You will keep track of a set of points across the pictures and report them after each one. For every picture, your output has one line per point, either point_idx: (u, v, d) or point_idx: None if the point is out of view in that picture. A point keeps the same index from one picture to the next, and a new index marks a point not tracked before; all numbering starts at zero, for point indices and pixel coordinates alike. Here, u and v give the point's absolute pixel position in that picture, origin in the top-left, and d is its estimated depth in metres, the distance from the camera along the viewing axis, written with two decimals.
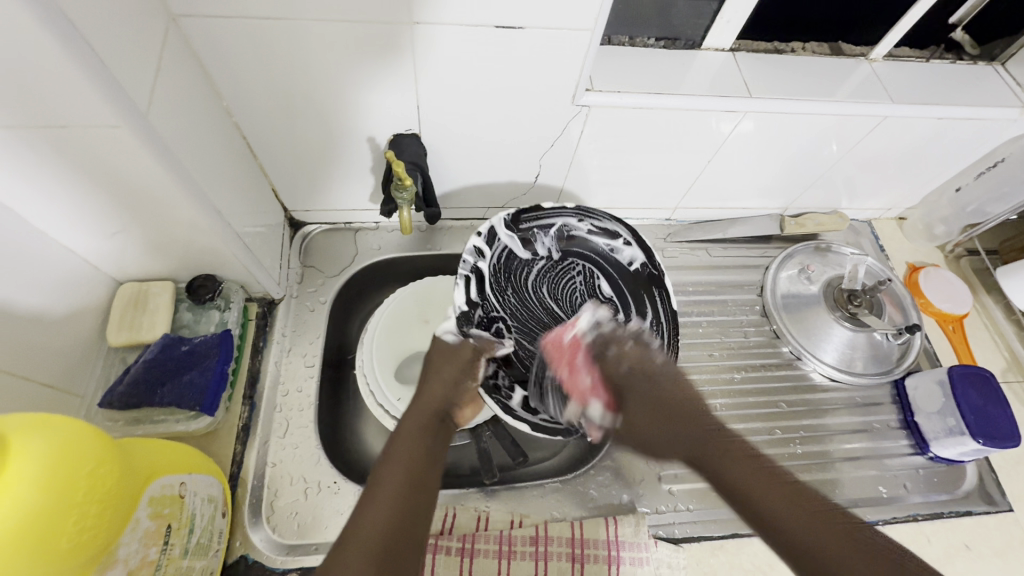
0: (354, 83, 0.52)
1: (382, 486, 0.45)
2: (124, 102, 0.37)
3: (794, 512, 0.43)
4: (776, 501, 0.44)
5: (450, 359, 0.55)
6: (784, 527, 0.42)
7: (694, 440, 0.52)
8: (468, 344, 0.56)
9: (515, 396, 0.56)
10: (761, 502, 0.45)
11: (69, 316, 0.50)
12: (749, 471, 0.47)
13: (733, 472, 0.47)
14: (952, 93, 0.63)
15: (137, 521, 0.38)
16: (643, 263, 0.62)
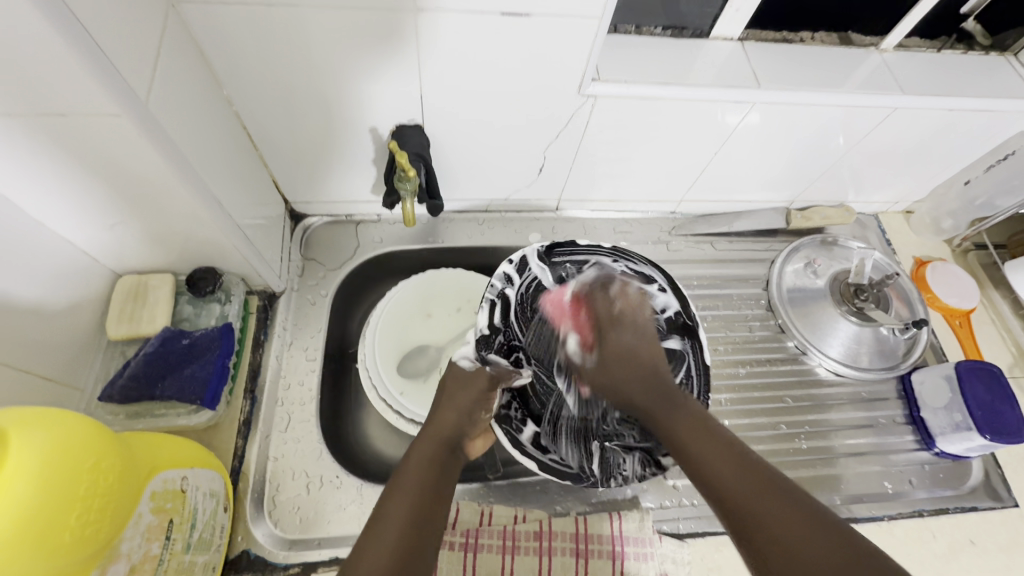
0: (357, 72, 0.52)
1: (395, 501, 0.43)
2: (123, 90, 0.36)
3: (746, 481, 0.41)
4: (731, 469, 0.42)
5: (465, 386, 0.55)
6: (733, 494, 0.41)
7: (655, 394, 0.51)
8: (483, 372, 0.57)
9: (526, 430, 0.58)
10: (711, 466, 0.43)
11: (68, 309, 0.49)
12: (705, 434, 0.45)
13: (689, 431, 0.46)
14: (963, 84, 0.62)
15: (139, 516, 0.38)
16: (677, 312, 0.61)
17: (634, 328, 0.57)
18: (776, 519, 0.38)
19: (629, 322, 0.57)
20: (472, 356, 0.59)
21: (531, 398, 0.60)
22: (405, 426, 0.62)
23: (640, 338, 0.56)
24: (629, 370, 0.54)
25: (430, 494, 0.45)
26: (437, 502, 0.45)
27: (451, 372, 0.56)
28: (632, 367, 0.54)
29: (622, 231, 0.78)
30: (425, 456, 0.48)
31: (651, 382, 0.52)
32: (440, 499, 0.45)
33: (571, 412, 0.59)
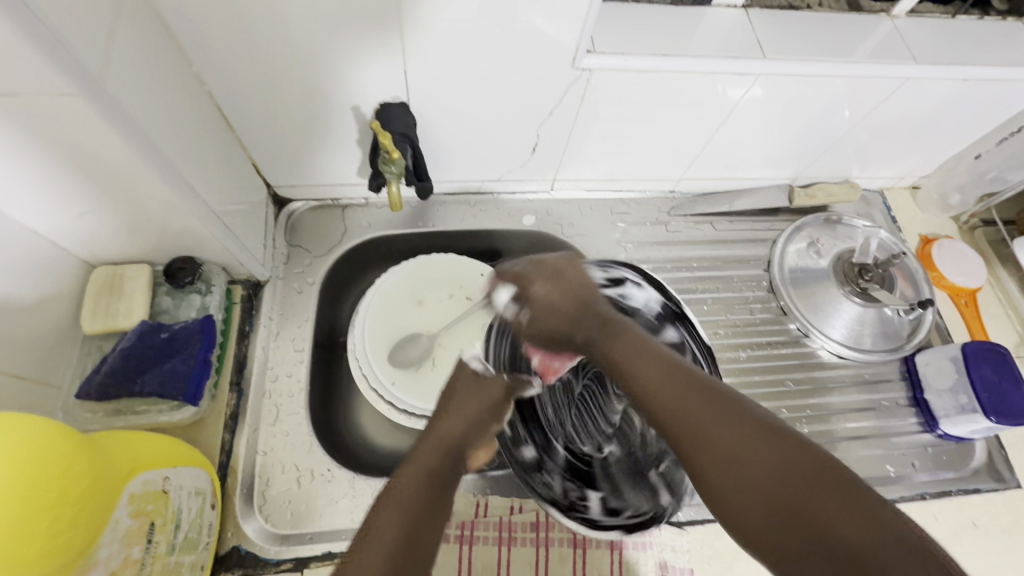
0: (337, 47, 0.48)
1: (384, 509, 0.37)
2: (75, 68, 0.33)
3: (686, 398, 0.37)
4: (670, 386, 0.38)
5: (475, 395, 0.51)
6: (683, 426, 0.36)
7: (596, 320, 0.47)
8: (498, 378, 0.53)
9: (589, 502, 0.50)
10: (651, 390, 0.39)
11: (38, 303, 0.46)
12: (649, 355, 0.41)
13: (630, 353, 0.42)
14: (978, 52, 0.59)
15: (116, 521, 0.36)
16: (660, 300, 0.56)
17: (558, 275, 0.50)
18: (715, 427, 0.35)
19: (556, 271, 0.50)
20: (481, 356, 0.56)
21: (576, 464, 0.53)
22: (397, 417, 0.60)
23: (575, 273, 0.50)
24: (564, 319, 0.48)
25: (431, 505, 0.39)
26: (436, 508, 0.39)
27: (461, 381, 0.53)
28: (563, 307, 0.48)
29: (619, 212, 0.75)
30: (425, 463, 0.43)
31: (587, 318, 0.47)
32: (440, 509, 0.39)
33: (619, 455, 0.54)
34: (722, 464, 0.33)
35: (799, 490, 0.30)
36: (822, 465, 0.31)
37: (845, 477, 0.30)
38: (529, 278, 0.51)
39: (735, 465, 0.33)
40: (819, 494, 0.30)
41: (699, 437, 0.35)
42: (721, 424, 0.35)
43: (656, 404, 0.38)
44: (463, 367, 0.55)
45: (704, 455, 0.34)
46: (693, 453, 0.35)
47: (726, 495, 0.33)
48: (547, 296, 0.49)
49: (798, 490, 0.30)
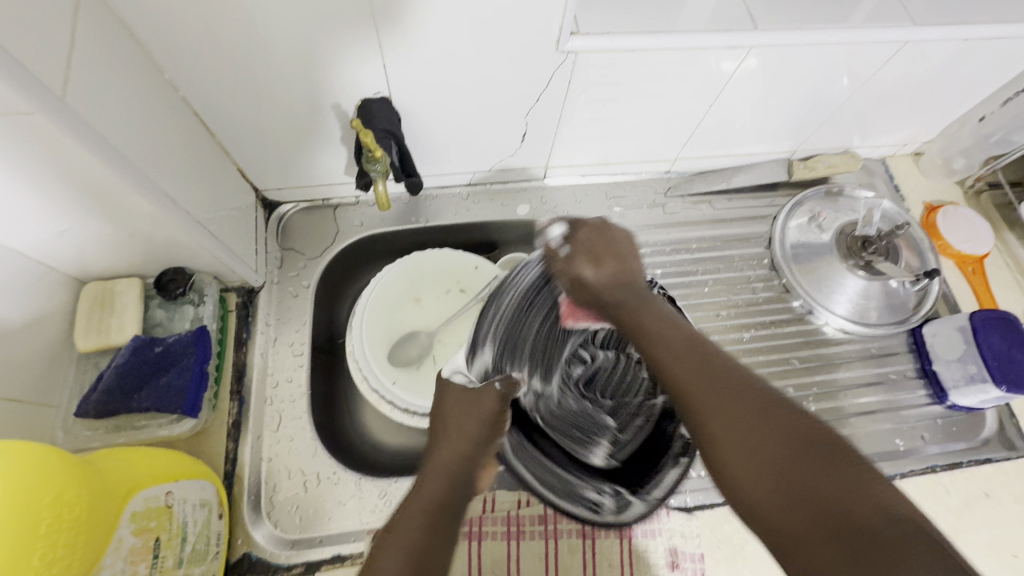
0: (313, 46, 0.47)
1: (386, 540, 0.36)
2: (33, 85, 0.32)
3: (701, 366, 0.38)
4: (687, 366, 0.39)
5: (472, 407, 0.49)
6: (702, 396, 0.36)
7: (627, 298, 0.49)
8: (491, 390, 0.51)
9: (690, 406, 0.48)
10: (671, 364, 0.39)
11: (29, 325, 0.46)
12: (670, 329, 0.43)
13: (650, 326, 0.44)
14: (977, 11, 0.57)
15: (118, 541, 0.36)
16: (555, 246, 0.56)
17: (601, 245, 0.54)
18: (724, 407, 0.35)
19: (593, 246, 0.54)
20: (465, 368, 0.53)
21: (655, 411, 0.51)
22: (399, 417, 0.60)
23: (608, 244, 0.54)
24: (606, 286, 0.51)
25: (436, 538, 0.37)
26: (442, 541, 0.37)
27: (452, 395, 0.50)
28: (610, 282, 0.51)
29: (614, 196, 0.74)
30: (428, 498, 0.40)
31: (618, 294, 0.50)
32: (446, 545, 0.37)
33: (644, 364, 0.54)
34: (735, 428, 0.33)
35: (813, 469, 0.30)
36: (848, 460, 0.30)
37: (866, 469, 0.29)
38: (571, 255, 0.54)
39: (756, 452, 0.32)
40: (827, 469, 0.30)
41: (719, 415, 0.35)
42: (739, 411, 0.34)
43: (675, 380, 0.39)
44: (445, 381, 0.52)
45: (714, 419, 0.35)
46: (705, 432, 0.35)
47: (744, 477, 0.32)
48: (585, 249, 0.54)
49: (844, 493, 0.28)
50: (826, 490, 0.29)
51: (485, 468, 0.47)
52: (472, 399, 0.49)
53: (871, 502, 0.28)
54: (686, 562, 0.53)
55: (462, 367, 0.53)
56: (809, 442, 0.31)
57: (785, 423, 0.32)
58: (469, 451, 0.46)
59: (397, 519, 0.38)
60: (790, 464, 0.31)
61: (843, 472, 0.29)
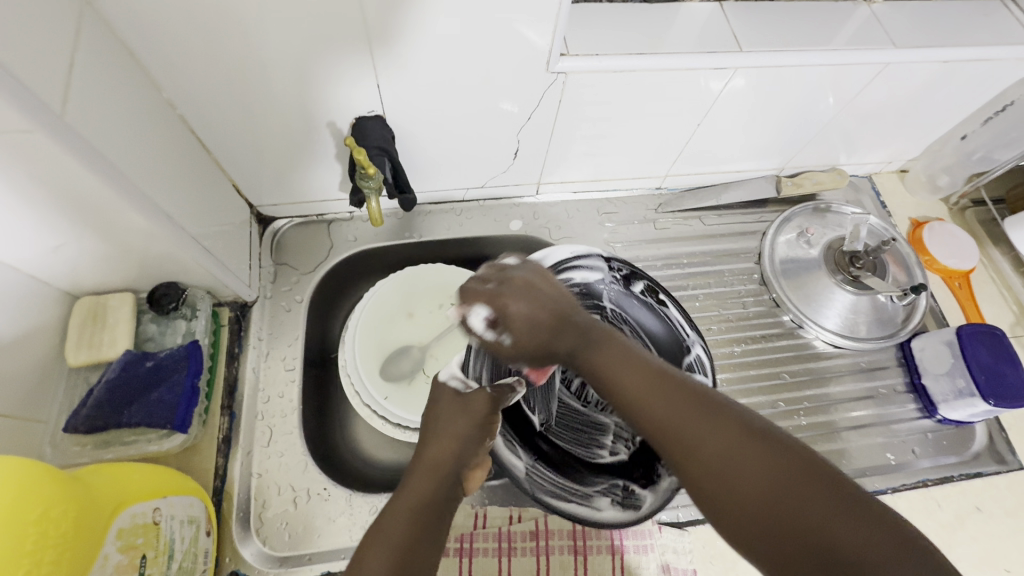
0: (308, 66, 0.48)
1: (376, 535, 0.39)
2: (31, 104, 0.33)
3: (667, 406, 0.37)
4: (665, 405, 0.37)
5: (464, 412, 0.50)
6: (682, 440, 0.35)
7: (570, 335, 0.42)
8: (482, 394, 0.51)
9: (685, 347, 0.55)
10: (636, 399, 0.38)
11: (20, 339, 0.46)
12: (625, 359, 0.41)
13: (608, 358, 0.41)
14: (955, 33, 0.59)
15: (105, 558, 0.36)
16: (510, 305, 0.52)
17: (526, 286, 0.43)
18: (708, 459, 0.34)
19: (527, 283, 0.43)
20: (459, 372, 0.52)
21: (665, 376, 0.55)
22: (392, 432, 0.60)
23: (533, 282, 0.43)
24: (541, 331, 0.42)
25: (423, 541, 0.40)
26: (425, 542, 0.41)
27: (444, 398, 0.51)
28: (536, 323, 0.41)
29: (606, 212, 0.75)
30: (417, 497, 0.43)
31: (565, 331, 0.42)
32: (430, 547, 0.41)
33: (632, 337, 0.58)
34: (720, 477, 0.33)
35: (807, 508, 0.30)
36: (825, 482, 0.31)
37: (843, 487, 0.31)
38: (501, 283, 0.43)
39: (734, 495, 0.32)
40: (806, 495, 0.31)
41: (696, 456, 0.34)
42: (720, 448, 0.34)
43: (648, 418, 0.37)
44: (441, 383, 0.52)
45: (693, 465, 0.34)
46: (685, 470, 0.35)
47: (749, 535, 0.31)
48: (526, 319, 0.41)
49: (838, 533, 0.29)
50: (829, 540, 0.29)
51: (468, 469, 0.49)
52: (465, 403, 0.50)
53: (853, 529, 0.29)
54: None
55: (456, 371, 0.52)
56: (796, 470, 0.32)
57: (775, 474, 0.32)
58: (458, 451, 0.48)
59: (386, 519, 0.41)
60: (771, 505, 0.31)
61: (825, 499, 0.30)
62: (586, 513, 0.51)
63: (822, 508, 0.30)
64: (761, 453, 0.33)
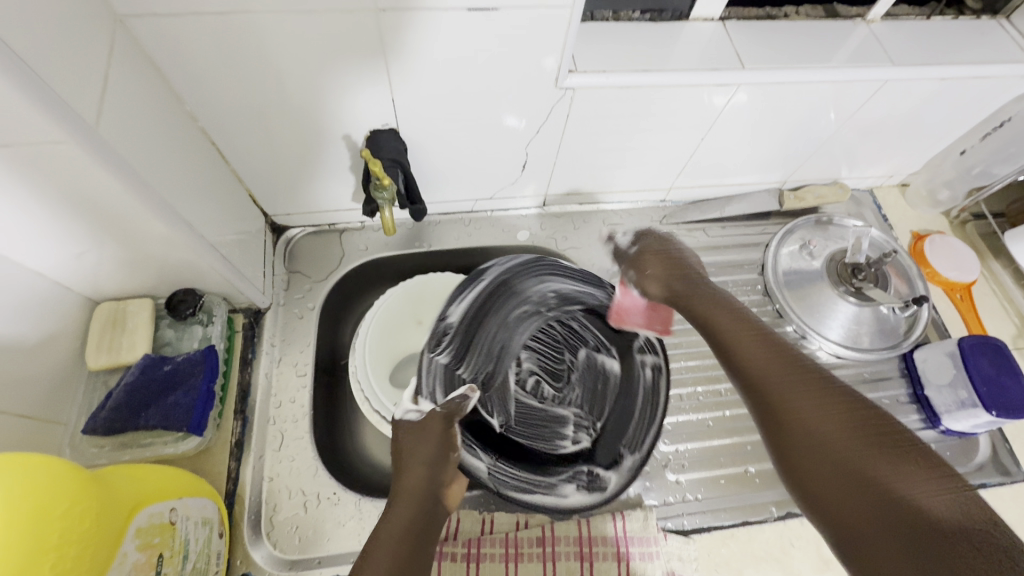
0: (327, 81, 0.50)
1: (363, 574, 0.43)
2: (69, 117, 0.34)
3: (785, 372, 0.53)
4: (790, 382, 0.52)
5: (423, 436, 0.52)
6: (794, 408, 0.50)
7: (694, 300, 0.61)
8: (434, 414, 0.54)
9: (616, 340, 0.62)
10: (757, 365, 0.54)
11: (44, 342, 0.47)
12: (761, 344, 0.56)
13: (744, 342, 0.57)
14: (952, 52, 0.60)
15: (124, 555, 0.37)
16: (444, 324, 0.60)
17: (668, 263, 0.64)
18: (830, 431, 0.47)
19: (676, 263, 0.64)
20: (415, 403, 0.55)
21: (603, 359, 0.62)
22: None
23: (672, 254, 0.65)
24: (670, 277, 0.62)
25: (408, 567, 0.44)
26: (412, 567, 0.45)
27: (401, 429, 0.53)
28: (677, 290, 0.62)
29: (612, 223, 0.76)
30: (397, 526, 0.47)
31: (684, 298, 0.61)
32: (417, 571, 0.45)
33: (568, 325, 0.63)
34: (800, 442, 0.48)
35: (864, 504, 0.42)
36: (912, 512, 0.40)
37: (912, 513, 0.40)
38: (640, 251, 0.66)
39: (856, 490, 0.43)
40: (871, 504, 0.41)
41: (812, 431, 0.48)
42: (827, 424, 0.48)
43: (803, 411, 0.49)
44: (399, 420, 0.54)
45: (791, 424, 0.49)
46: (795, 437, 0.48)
47: (814, 483, 0.45)
48: (662, 276, 0.63)
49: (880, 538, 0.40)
50: (849, 505, 0.42)
51: (446, 485, 0.51)
52: (420, 427, 0.53)
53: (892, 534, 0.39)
54: None
55: (413, 406, 0.55)
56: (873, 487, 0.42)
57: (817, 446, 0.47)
58: (427, 474, 0.50)
59: (369, 555, 0.45)
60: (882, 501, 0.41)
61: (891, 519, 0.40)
62: (552, 500, 0.55)
63: (872, 506, 0.41)
64: (852, 428, 0.47)
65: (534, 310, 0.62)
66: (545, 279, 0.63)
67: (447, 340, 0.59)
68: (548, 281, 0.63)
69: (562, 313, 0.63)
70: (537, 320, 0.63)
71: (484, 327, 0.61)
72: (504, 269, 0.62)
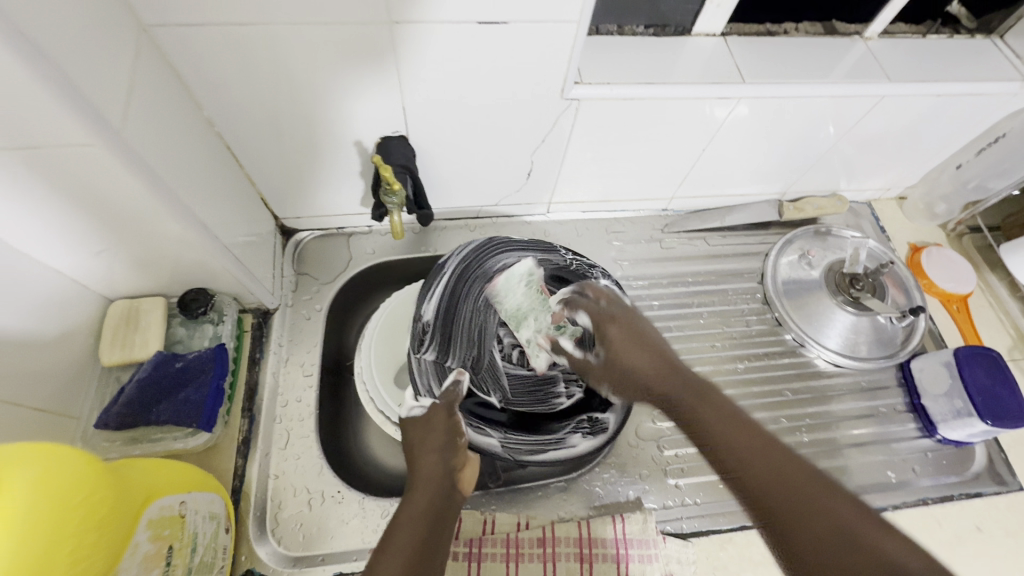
0: (341, 89, 0.52)
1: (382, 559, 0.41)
2: (97, 121, 0.36)
3: (715, 408, 0.48)
4: (699, 403, 0.49)
5: (430, 427, 0.52)
6: (730, 447, 0.44)
7: (636, 349, 0.56)
8: (437, 406, 0.54)
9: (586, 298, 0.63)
10: (688, 402, 0.50)
11: (60, 338, 0.49)
12: (675, 372, 0.53)
13: (662, 373, 0.54)
14: (948, 69, 0.62)
15: (136, 545, 0.38)
16: (422, 322, 0.58)
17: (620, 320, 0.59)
18: (751, 450, 0.43)
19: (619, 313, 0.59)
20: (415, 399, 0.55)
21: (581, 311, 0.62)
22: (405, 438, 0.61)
23: (636, 321, 0.59)
24: (632, 341, 0.57)
25: (428, 547, 0.43)
26: (433, 549, 0.44)
27: (409, 424, 0.53)
28: (625, 342, 0.57)
29: (614, 231, 0.77)
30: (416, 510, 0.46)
31: (653, 366, 0.55)
32: (437, 554, 0.44)
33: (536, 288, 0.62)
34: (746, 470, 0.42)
35: (809, 522, 0.37)
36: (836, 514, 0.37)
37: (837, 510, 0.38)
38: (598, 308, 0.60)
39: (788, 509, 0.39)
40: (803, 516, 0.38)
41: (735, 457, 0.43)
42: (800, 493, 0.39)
43: (713, 435, 0.46)
44: (408, 417, 0.54)
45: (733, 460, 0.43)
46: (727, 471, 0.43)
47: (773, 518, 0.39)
48: (624, 341, 0.57)
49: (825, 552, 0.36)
50: (797, 533, 0.37)
51: (459, 470, 0.51)
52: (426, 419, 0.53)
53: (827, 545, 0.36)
54: None
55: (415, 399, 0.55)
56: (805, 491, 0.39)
57: (767, 472, 0.41)
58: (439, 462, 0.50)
59: (388, 542, 0.43)
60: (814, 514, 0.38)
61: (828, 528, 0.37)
62: (565, 452, 0.56)
63: (811, 523, 0.37)
64: (769, 446, 0.43)
65: (501, 279, 0.62)
66: (501, 256, 0.62)
67: (429, 336, 0.58)
68: (504, 256, 0.63)
69: (526, 282, 0.62)
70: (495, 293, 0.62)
71: (458, 313, 0.60)
72: (462, 258, 0.62)
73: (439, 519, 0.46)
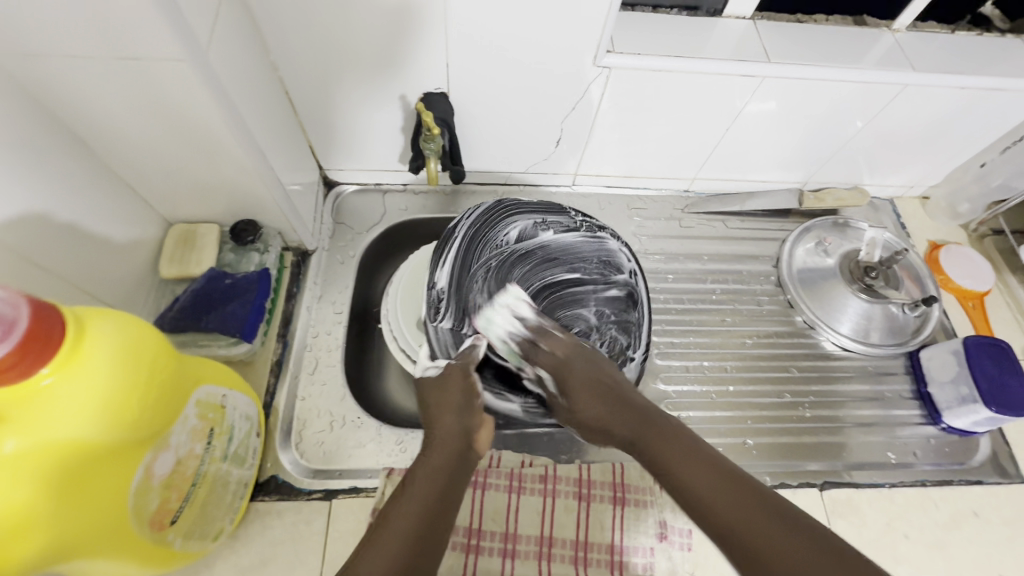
0: (393, 44, 0.57)
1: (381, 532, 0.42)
2: (188, 39, 0.41)
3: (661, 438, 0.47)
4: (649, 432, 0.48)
5: (446, 389, 0.55)
6: (684, 477, 0.43)
7: (587, 366, 0.55)
8: (456, 368, 0.56)
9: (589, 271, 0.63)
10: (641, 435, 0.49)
11: (128, 245, 0.55)
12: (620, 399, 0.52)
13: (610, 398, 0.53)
14: (976, 63, 0.64)
15: (186, 418, 0.43)
16: (436, 290, 0.59)
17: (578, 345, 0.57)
18: (705, 480, 0.42)
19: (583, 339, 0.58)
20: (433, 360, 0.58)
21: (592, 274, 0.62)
22: None
23: (607, 353, 0.56)
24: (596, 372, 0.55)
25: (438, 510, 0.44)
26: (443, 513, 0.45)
27: (426, 385, 0.56)
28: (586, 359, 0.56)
29: (635, 207, 0.80)
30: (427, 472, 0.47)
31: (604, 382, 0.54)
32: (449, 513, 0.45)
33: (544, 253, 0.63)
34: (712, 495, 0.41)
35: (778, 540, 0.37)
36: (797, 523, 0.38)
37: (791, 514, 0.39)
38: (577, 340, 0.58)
39: (754, 542, 0.38)
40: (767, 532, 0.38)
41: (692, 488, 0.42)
42: (704, 482, 0.42)
43: (672, 468, 0.44)
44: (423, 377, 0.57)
45: (692, 495, 0.42)
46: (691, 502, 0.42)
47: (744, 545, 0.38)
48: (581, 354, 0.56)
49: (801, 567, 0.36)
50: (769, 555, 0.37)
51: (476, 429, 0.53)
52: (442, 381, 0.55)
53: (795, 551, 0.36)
54: (674, 535, 0.56)
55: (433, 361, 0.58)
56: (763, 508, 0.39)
57: (725, 488, 0.41)
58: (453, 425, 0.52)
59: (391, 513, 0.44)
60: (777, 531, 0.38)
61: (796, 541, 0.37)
62: None
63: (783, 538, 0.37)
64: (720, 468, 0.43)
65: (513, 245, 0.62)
66: (507, 223, 0.63)
67: (444, 304, 0.59)
68: (512, 223, 0.63)
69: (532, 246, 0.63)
70: (509, 261, 0.62)
71: (472, 279, 0.60)
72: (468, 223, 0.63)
73: (455, 482, 0.48)
